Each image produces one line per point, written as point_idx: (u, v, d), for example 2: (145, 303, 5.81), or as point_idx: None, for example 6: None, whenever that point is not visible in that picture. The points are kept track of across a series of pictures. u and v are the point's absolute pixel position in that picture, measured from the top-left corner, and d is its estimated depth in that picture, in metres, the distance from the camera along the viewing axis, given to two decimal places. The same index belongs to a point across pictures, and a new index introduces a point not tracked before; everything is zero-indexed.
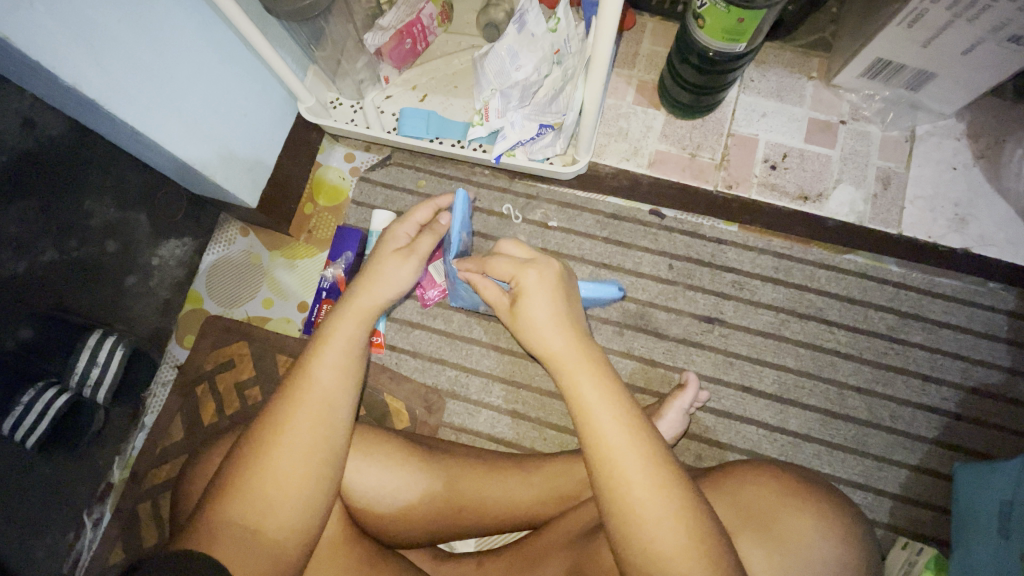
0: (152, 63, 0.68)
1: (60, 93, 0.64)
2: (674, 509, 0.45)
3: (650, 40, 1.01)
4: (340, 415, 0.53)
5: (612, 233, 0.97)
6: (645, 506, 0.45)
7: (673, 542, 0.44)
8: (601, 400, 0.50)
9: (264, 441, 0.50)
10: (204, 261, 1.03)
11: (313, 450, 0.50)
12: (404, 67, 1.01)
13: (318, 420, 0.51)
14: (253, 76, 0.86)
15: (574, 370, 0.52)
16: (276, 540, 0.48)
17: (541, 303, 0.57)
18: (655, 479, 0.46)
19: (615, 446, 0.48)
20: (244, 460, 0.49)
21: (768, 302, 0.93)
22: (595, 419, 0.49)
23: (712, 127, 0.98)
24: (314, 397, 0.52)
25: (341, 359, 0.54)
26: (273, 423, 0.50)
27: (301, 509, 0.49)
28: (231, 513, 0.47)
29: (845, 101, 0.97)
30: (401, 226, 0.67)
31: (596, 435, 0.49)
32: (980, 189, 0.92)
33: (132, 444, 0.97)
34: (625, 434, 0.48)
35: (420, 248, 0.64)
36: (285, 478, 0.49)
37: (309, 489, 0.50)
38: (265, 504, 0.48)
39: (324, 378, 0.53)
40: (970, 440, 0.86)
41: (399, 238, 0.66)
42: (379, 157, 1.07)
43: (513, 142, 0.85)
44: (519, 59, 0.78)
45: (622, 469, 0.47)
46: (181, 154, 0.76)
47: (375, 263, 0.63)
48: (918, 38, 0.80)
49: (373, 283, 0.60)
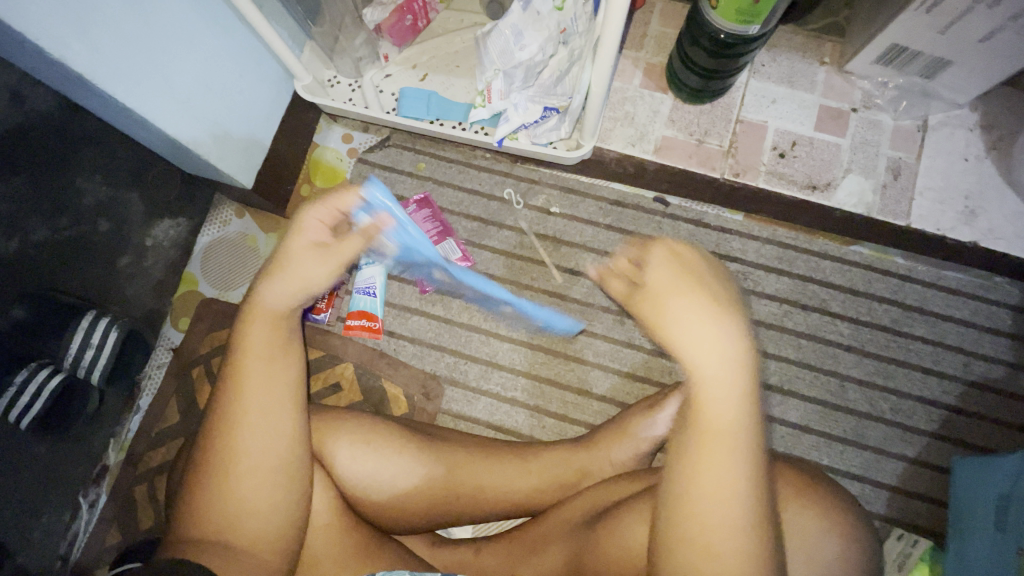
0: (143, 36, 0.65)
1: (48, 67, 0.61)
2: (750, 548, 0.42)
3: (659, 21, 0.98)
4: (281, 404, 0.52)
5: (615, 220, 0.95)
6: (732, 539, 0.42)
7: (739, 573, 0.41)
8: (730, 423, 0.44)
9: (214, 450, 0.51)
10: (198, 242, 1.03)
11: (262, 447, 0.51)
12: (404, 45, 0.98)
13: (259, 418, 0.51)
14: (250, 53, 0.83)
15: (714, 389, 0.44)
16: (252, 543, 0.49)
17: (682, 289, 0.47)
18: (743, 509, 0.42)
19: (725, 477, 0.43)
20: (200, 473, 0.50)
21: (771, 293, 0.92)
22: (715, 441, 0.44)
23: (721, 113, 0.96)
24: (251, 395, 0.51)
25: (266, 348, 0.53)
26: (218, 432, 0.51)
27: (264, 508, 0.50)
28: (196, 531, 0.48)
29: (858, 88, 0.95)
30: (315, 209, 0.56)
31: (711, 458, 0.43)
32: (992, 181, 0.91)
33: (127, 427, 0.97)
34: (743, 467, 0.43)
35: (345, 253, 0.56)
36: (239, 482, 0.49)
37: (265, 486, 0.50)
38: (226, 510, 0.49)
39: (256, 371, 0.52)
40: (970, 433, 0.86)
41: (318, 228, 0.56)
42: (378, 138, 1.04)
43: (516, 125, 0.84)
44: (523, 38, 0.74)
45: (717, 499, 0.42)
46: (174, 134, 0.73)
47: (283, 261, 0.55)
48: (935, 24, 0.78)
49: (285, 280, 0.54)
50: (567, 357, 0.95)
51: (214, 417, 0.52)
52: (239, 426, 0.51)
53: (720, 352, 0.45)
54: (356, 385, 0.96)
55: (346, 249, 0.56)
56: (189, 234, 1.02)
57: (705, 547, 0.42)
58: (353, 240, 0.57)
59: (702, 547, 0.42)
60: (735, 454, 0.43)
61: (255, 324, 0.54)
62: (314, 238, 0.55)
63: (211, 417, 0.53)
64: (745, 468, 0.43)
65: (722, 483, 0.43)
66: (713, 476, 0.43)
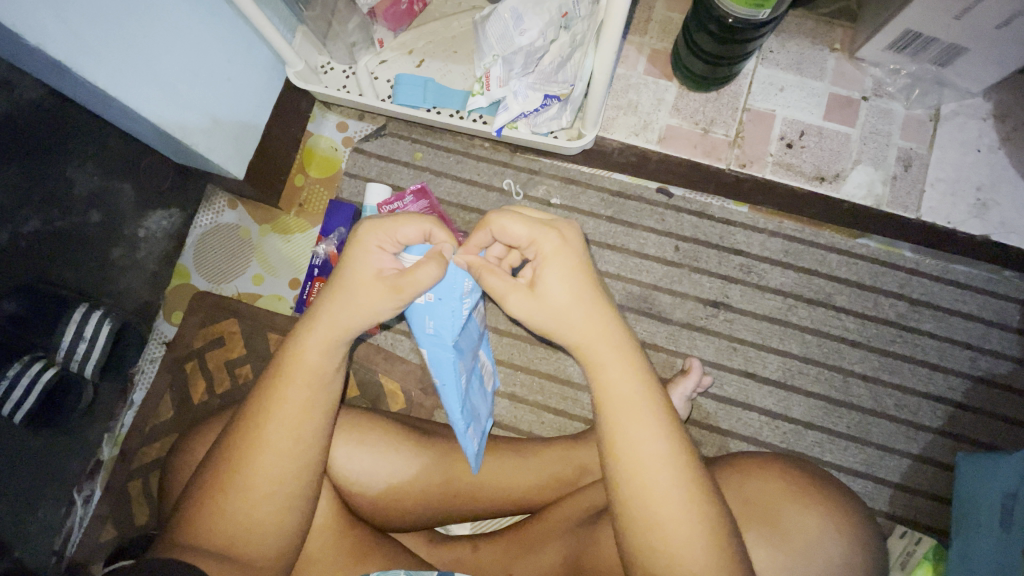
0: (126, 20, 0.62)
1: (24, 53, 0.58)
2: (691, 519, 0.45)
3: (665, 6, 0.95)
4: (309, 433, 0.51)
5: (617, 212, 0.93)
6: (667, 510, 0.45)
7: (690, 552, 0.44)
8: (638, 395, 0.48)
9: (231, 463, 0.50)
10: (192, 232, 0.99)
11: (281, 473, 0.50)
12: (400, 30, 0.95)
13: (285, 444, 0.50)
14: (239, 37, 0.80)
15: (614, 363, 0.50)
16: (250, 564, 0.48)
17: (557, 279, 0.53)
18: (677, 481, 0.45)
19: (647, 446, 0.46)
20: (213, 482, 0.49)
21: (776, 286, 0.90)
22: (626, 414, 0.48)
23: (727, 101, 0.93)
24: (281, 418, 0.50)
25: (305, 370, 0.52)
26: (240, 445, 0.50)
27: (270, 529, 0.49)
28: (197, 539, 0.48)
29: (869, 76, 0.92)
30: (378, 236, 0.55)
31: (624, 430, 0.47)
32: (1005, 173, 0.88)
33: (120, 421, 0.95)
34: (662, 436, 0.47)
35: (415, 283, 0.54)
36: (252, 501, 0.49)
37: (276, 509, 0.50)
38: (232, 526, 0.48)
39: (295, 398, 0.51)
40: (975, 430, 0.85)
41: (384, 259, 0.55)
42: (373, 127, 1.01)
43: (515, 113, 0.81)
44: (523, 22, 0.70)
45: (645, 468, 0.46)
46: (160, 123, 0.71)
47: (345, 292, 0.54)
48: (952, 9, 0.75)
49: (345, 310, 0.53)
50: (568, 352, 0.93)
51: (240, 428, 0.51)
52: (264, 445, 0.50)
53: (631, 377, 0.49)
54: (353, 380, 0.94)
55: (411, 278, 0.54)
56: (181, 226, 0.98)
57: (646, 520, 0.45)
58: (421, 266, 0.54)
59: (644, 519, 0.45)
60: (649, 423, 0.47)
61: (307, 343, 0.53)
62: (380, 266, 0.55)
63: (238, 425, 0.52)
64: (660, 436, 0.47)
65: (642, 450, 0.46)
66: (626, 445, 0.47)
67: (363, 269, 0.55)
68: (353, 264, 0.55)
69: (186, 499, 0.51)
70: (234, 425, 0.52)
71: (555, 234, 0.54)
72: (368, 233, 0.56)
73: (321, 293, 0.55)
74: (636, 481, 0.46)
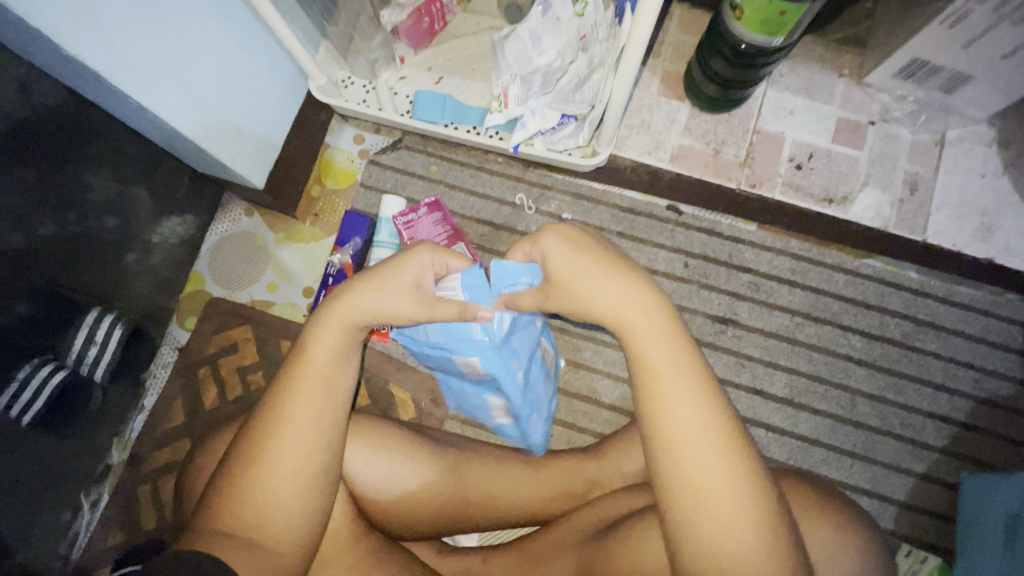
0: (159, 33, 0.64)
1: (61, 63, 0.60)
2: (726, 478, 0.45)
3: (677, 29, 0.97)
4: (326, 413, 0.53)
5: (628, 228, 0.95)
6: (702, 473, 0.46)
7: (727, 513, 0.45)
8: (663, 356, 0.50)
9: (254, 448, 0.51)
10: (207, 240, 1.05)
11: (303, 454, 0.51)
12: (420, 47, 0.97)
13: (305, 424, 0.52)
14: (264, 51, 0.82)
15: (640, 328, 0.51)
16: (274, 550, 0.49)
17: (572, 267, 0.55)
18: (710, 439, 0.46)
19: (676, 409, 0.47)
20: (236, 470, 0.50)
21: (784, 304, 0.91)
22: (658, 383, 0.49)
23: (737, 123, 0.95)
24: (301, 401, 0.52)
25: (324, 354, 0.54)
26: (261, 431, 0.51)
27: (294, 512, 0.50)
28: (223, 525, 0.48)
29: (876, 100, 0.94)
30: (434, 257, 0.59)
31: (657, 396, 0.48)
32: (1009, 198, 0.90)
33: (131, 426, 0.98)
34: (690, 397, 0.48)
35: (433, 312, 0.58)
36: (277, 484, 0.50)
37: (300, 489, 0.51)
38: (256, 511, 0.49)
39: (308, 389, 0.53)
40: (980, 450, 0.86)
41: (426, 276, 0.59)
42: (389, 140, 1.03)
43: (533, 131, 0.83)
44: (542, 43, 0.72)
45: (679, 434, 0.47)
46: (186, 132, 0.73)
47: (379, 281, 0.57)
48: (958, 39, 0.77)
49: (369, 308, 0.56)
50: (577, 365, 0.94)
51: (258, 416, 0.53)
52: (280, 435, 0.51)
53: (660, 340, 0.50)
54: (363, 389, 0.95)
55: (436, 307, 0.58)
56: (197, 233, 1.02)
57: (682, 484, 0.46)
58: (448, 303, 0.58)
59: (684, 484, 0.46)
60: (677, 385, 0.48)
61: (319, 338, 0.55)
62: (420, 282, 0.58)
63: (254, 414, 0.53)
64: (692, 397, 0.48)
65: (672, 413, 0.47)
66: (664, 411, 0.48)
67: (406, 273, 0.57)
68: (400, 261, 0.58)
69: (210, 493, 0.51)
70: (253, 415, 0.53)
71: (548, 231, 0.56)
72: (423, 251, 0.59)
73: (354, 281, 0.58)
74: (680, 447, 0.47)
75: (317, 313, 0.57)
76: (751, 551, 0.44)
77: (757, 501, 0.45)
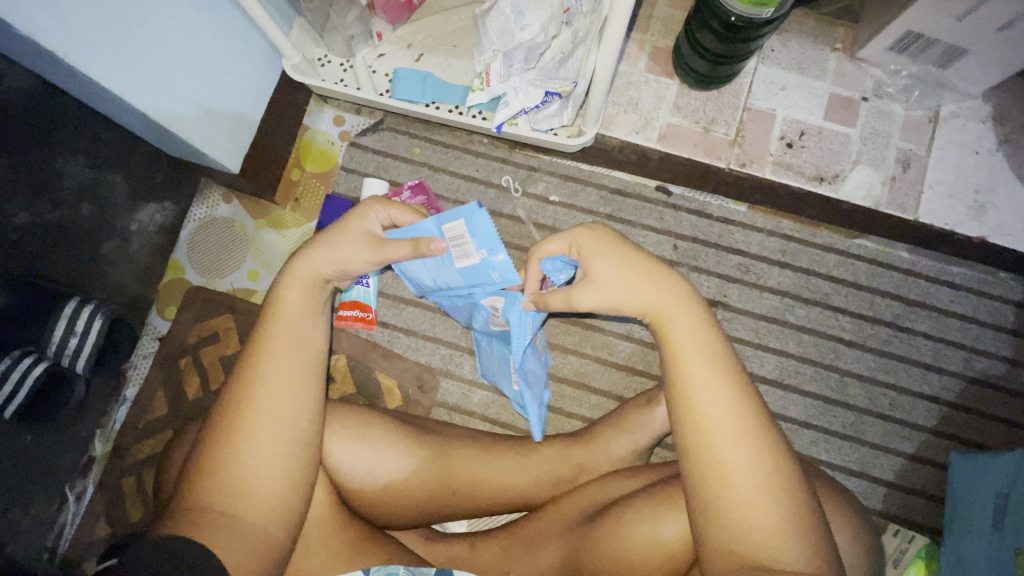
0: (119, 10, 0.61)
1: (14, 42, 0.57)
2: (731, 434, 0.46)
3: (666, 2, 0.94)
4: (300, 369, 0.52)
5: (616, 210, 0.93)
6: (727, 446, 0.46)
7: (748, 481, 0.45)
8: (690, 342, 0.50)
9: (233, 411, 0.49)
10: (184, 230, 1.00)
11: (284, 413, 0.50)
12: (399, 23, 0.94)
13: (281, 380, 0.51)
14: (233, 30, 0.79)
15: (671, 320, 0.52)
16: (255, 519, 0.47)
17: (606, 265, 0.56)
18: (734, 419, 0.46)
19: (702, 388, 0.48)
20: (215, 441, 0.49)
21: (774, 286, 0.90)
22: (687, 367, 0.49)
23: (728, 100, 0.93)
24: (274, 362, 0.51)
25: (295, 313, 0.54)
26: (237, 392, 0.50)
27: (274, 475, 0.49)
28: (203, 498, 0.47)
29: (869, 76, 0.92)
30: (377, 209, 0.61)
31: (685, 378, 0.49)
32: (1003, 175, 0.89)
33: (113, 418, 0.95)
34: (715, 374, 0.48)
35: (386, 253, 0.59)
36: (257, 450, 0.48)
37: (280, 452, 0.49)
38: (238, 474, 0.48)
39: (279, 349, 0.52)
40: (968, 430, 0.86)
41: (374, 224, 0.61)
42: (370, 121, 1.00)
43: (516, 110, 0.80)
44: (524, 17, 0.71)
45: (705, 414, 0.47)
46: (154, 115, 0.69)
47: (334, 232, 0.59)
48: (954, 10, 0.74)
49: (328, 251, 0.57)
50: (566, 350, 0.93)
51: (232, 387, 0.51)
52: (254, 395, 0.50)
53: (689, 327, 0.51)
54: (349, 376, 0.94)
55: (389, 246, 0.59)
56: (176, 220, 0.98)
57: (708, 459, 0.46)
58: (400, 245, 0.59)
59: (710, 462, 0.46)
60: (702, 366, 0.49)
61: (285, 298, 0.55)
62: (369, 229, 0.60)
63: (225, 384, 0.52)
64: (717, 379, 0.48)
65: (697, 391, 0.48)
66: (691, 397, 0.48)
67: (357, 221, 0.60)
68: (352, 215, 0.61)
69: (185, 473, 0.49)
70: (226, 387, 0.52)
71: (587, 232, 0.58)
72: (373, 203, 0.61)
73: (317, 237, 0.59)
74: (707, 428, 0.46)
75: (285, 267, 0.57)
76: (775, 519, 0.44)
77: (765, 448, 0.46)
